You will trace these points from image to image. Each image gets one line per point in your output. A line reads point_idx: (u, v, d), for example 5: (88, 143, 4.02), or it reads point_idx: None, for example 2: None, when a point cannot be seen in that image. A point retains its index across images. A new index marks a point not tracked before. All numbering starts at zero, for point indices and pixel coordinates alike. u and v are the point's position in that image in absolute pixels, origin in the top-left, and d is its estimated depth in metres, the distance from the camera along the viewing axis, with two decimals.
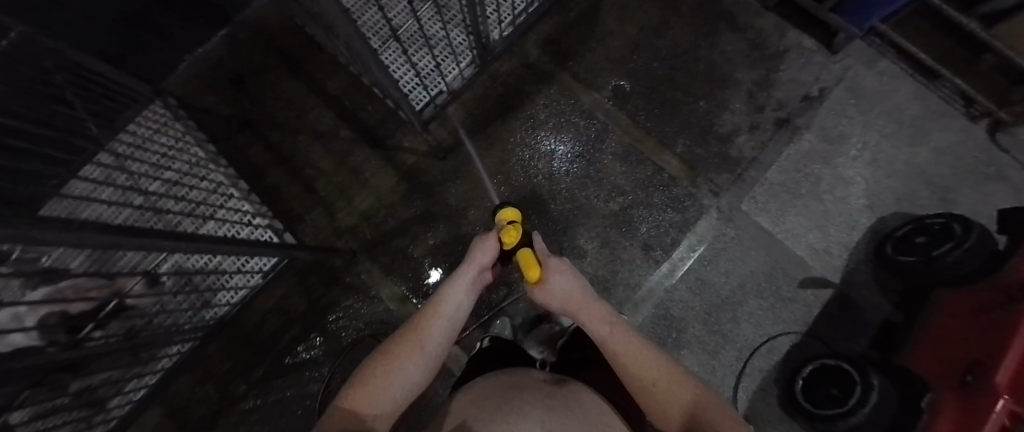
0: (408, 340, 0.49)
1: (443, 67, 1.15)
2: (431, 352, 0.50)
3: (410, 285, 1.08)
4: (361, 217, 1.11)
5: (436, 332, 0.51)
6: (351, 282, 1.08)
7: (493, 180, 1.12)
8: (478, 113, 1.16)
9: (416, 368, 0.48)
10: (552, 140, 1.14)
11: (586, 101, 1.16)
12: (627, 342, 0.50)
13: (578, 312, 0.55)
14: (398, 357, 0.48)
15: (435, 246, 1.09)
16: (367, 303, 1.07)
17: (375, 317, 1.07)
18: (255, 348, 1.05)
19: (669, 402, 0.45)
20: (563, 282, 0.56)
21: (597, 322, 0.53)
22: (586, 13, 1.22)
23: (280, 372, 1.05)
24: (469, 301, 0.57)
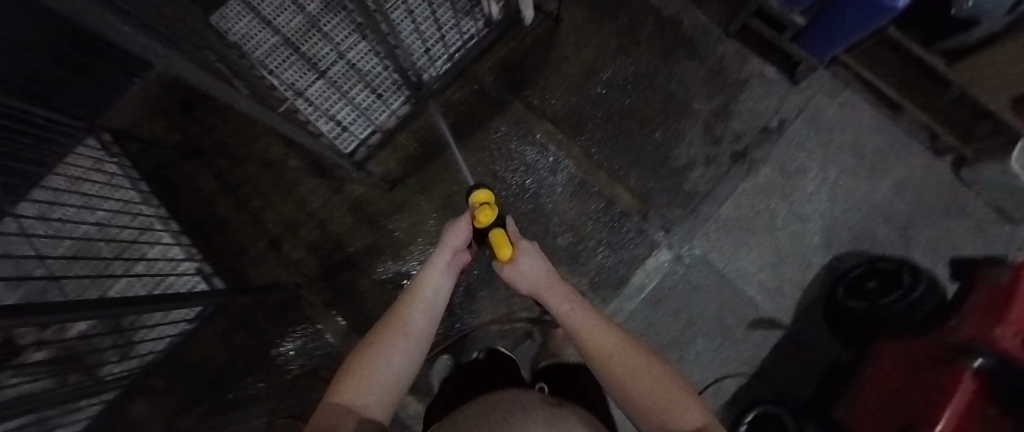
0: (387, 327, 0.43)
1: (371, 109, 1.04)
2: (416, 335, 0.43)
3: (354, 320, 1.06)
4: (308, 249, 1.09)
5: (417, 314, 0.45)
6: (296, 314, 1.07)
7: (441, 213, 1.10)
8: (427, 142, 1.13)
9: (404, 355, 0.41)
10: (501, 172, 1.11)
11: (539, 130, 1.13)
12: (600, 324, 0.44)
13: (547, 291, 0.50)
14: (379, 346, 0.41)
15: (381, 281, 1.07)
16: (311, 338, 1.06)
17: (319, 352, 1.06)
18: (196, 384, 1.05)
19: (649, 391, 0.36)
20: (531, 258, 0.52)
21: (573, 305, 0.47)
22: (542, 38, 1.18)
23: (222, 407, 1.04)
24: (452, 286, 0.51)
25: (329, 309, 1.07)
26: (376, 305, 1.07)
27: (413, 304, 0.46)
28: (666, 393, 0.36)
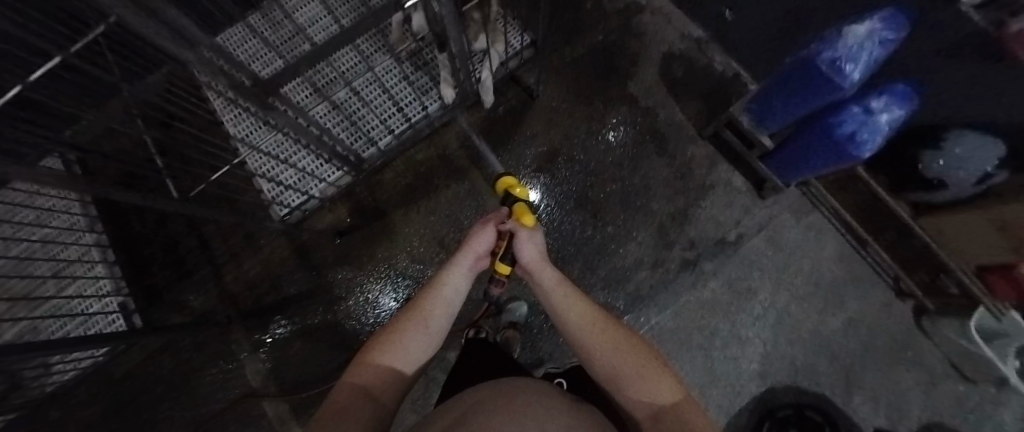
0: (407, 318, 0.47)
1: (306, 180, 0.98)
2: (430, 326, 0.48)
3: (276, 365, 1.05)
4: (244, 286, 1.09)
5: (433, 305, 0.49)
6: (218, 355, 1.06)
7: (380, 273, 1.10)
8: (379, 199, 1.12)
9: (419, 342, 0.46)
10: (446, 242, 1.12)
11: (491, 205, 1.13)
12: (599, 316, 0.49)
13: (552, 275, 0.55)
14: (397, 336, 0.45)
15: (308, 330, 1.07)
16: (228, 378, 1.04)
17: (234, 393, 1.04)
18: (105, 409, 1.01)
19: (638, 373, 0.40)
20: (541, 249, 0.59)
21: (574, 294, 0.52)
22: (515, 109, 1.18)
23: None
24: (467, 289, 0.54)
25: (251, 352, 1.06)
26: (301, 353, 1.06)
27: (433, 301, 0.50)
28: (655, 374, 0.39)
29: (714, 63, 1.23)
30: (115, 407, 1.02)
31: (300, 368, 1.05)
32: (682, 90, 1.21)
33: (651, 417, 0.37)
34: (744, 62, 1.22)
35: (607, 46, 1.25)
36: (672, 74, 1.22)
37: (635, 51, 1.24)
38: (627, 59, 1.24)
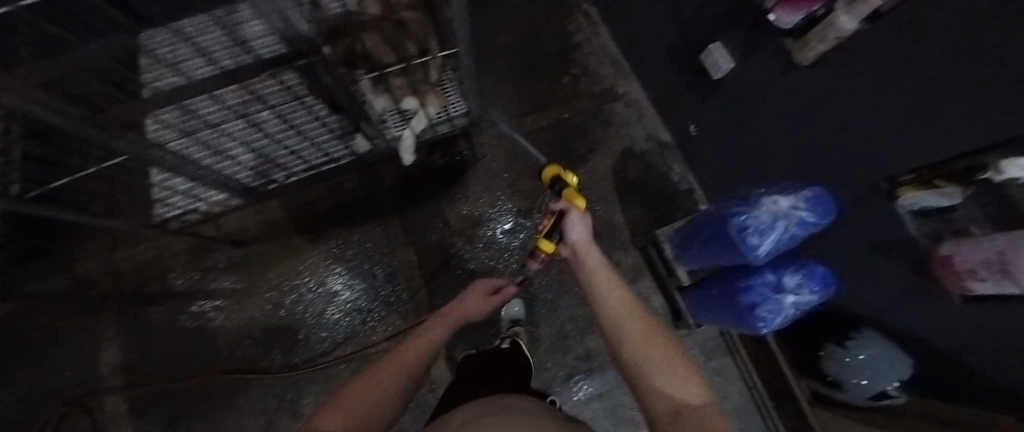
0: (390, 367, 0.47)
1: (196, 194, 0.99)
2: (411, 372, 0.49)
3: (134, 359, 1.01)
4: (124, 270, 1.04)
5: (417, 352, 0.51)
6: (77, 337, 1.01)
7: (268, 293, 1.06)
8: (286, 219, 1.09)
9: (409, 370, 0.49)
10: (343, 281, 1.08)
11: (400, 256, 1.09)
12: (628, 304, 0.46)
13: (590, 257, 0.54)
14: (381, 378, 0.45)
15: (175, 333, 1.03)
16: (82, 359, 1.00)
17: (82, 376, 1.00)
18: None
19: (662, 367, 0.36)
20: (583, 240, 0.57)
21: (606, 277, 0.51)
22: (456, 166, 1.15)
23: None
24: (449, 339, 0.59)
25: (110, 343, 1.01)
26: (163, 355, 1.02)
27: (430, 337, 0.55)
28: (677, 376, 0.35)
29: (671, 174, 1.20)
30: None
31: (157, 369, 1.02)
32: (630, 192, 1.18)
33: (670, 414, 0.31)
34: (699, 181, 1.20)
35: (570, 127, 1.23)
36: (625, 172, 1.20)
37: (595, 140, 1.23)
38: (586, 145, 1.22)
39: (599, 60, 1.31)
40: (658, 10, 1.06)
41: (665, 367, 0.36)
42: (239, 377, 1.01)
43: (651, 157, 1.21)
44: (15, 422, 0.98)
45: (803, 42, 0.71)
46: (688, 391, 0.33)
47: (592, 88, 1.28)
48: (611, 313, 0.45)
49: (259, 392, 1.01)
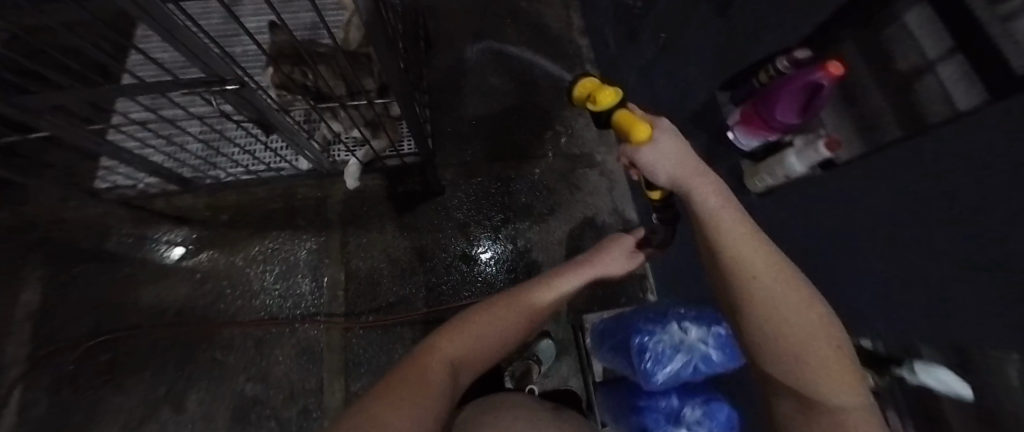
0: (500, 310, 0.56)
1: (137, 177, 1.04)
2: (520, 318, 0.57)
3: (34, 307, 0.98)
4: (60, 219, 1.04)
5: (522, 305, 0.58)
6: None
7: (188, 277, 1.04)
8: (232, 209, 1.09)
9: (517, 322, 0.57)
10: (268, 283, 1.06)
11: (331, 271, 1.08)
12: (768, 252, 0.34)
13: (686, 185, 0.37)
14: (487, 320, 0.55)
15: (84, 294, 1.00)
16: None
17: None
18: None
19: (803, 356, 0.31)
20: (667, 151, 0.38)
21: (704, 189, 0.36)
22: (413, 196, 1.15)
23: None
24: (570, 288, 0.63)
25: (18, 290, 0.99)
26: (62, 311, 0.99)
27: (540, 292, 0.60)
28: (825, 377, 0.30)
29: None
30: None
31: (49, 324, 0.97)
32: None
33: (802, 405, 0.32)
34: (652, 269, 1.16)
35: (538, 182, 1.22)
36: (580, 241, 1.17)
37: (560, 201, 1.21)
38: (548, 205, 1.20)
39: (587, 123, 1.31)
40: (644, 93, 1.06)
41: (788, 331, 0.31)
42: (131, 356, 0.97)
43: (611, 232, 1.18)
44: None
45: (752, 167, 0.68)
46: (805, 380, 0.31)
47: (572, 148, 1.28)
48: (738, 276, 0.33)
49: (145, 378, 0.97)
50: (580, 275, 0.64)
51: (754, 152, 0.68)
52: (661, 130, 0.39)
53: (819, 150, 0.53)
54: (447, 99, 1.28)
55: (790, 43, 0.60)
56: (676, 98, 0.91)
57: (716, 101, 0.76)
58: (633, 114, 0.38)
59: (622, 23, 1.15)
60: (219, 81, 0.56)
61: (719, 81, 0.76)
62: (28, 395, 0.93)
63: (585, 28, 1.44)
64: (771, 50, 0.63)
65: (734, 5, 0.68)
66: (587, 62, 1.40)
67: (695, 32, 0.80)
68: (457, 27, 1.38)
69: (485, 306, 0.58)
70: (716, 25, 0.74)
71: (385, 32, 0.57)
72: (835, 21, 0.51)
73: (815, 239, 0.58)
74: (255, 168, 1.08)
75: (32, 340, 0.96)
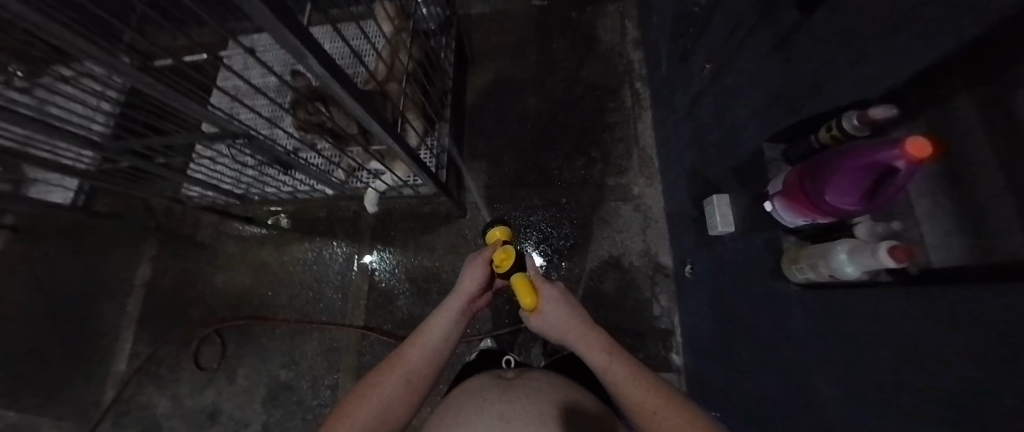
0: (390, 369, 0.53)
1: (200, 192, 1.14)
2: (416, 371, 0.54)
3: (144, 279, 1.24)
4: (166, 210, 1.28)
5: (419, 352, 0.55)
6: (118, 249, 1.26)
7: (250, 269, 1.23)
8: (287, 214, 1.25)
9: (400, 387, 0.52)
10: (308, 282, 1.20)
11: (359, 279, 1.18)
12: (640, 379, 0.49)
13: (574, 338, 0.56)
14: (385, 384, 0.52)
15: (180, 272, 1.24)
16: (111, 264, 1.25)
17: (106, 277, 1.24)
18: (33, 226, 1.27)
19: None
20: (553, 311, 0.59)
21: (590, 343, 0.55)
22: (438, 216, 1.19)
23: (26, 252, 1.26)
24: (455, 330, 0.58)
25: (138, 263, 1.25)
26: (163, 285, 1.23)
27: (413, 349, 0.55)
28: None
29: (653, 303, 1.07)
30: (40, 228, 1.27)
31: (153, 294, 1.23)
32: (594, 305, 1.07)
33: None
34: (681, 325, 1.03)
35: (563, 212, 1.16)
36: (600, 283, 1.10)
37: (583, 235, 1.14)
38: (568, 239, 1.14)
39: (627, 150, 1.19)
40: (689, 127, 0.92)
41: None
42: (204, 329, 1.18)
43: (638, 276, 1.09)
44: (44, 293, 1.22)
45: (794, 251, 0.54)
46: None
47: (606, 178, 1.18)
48: (622, 390, 0.48)
49: (213, 348, 1.17)
50: (456, 314, 0.59)
51: (799, 229, 0.55)
52: (546, 300, 0.60)
53: (878, 256, 0.38)
54: (481, 120, 1.28)
55: (860, 101, 0.45)
56: (720, 141, 0.76)
57: (760, 156, 0.62)
58: (524, 285, 0.58)
59: (676, 41, 0.99)
60: (238, 135, 0.77)
61: (764, 134, 0.61)
62: (137, 347, 1.19)
63: (640, 40, 1.29)
64: (831, 107, 0.48)
65: (796, 41, 0.53)
66: (637, 80, 1.26)
67: (749, 67, 0.65)
68: (500, 43, 1.35)
69: (380, 367, 0.54)
70: (772, 62, 0.59)
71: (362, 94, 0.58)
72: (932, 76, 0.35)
73: (858, 367, 0.45)
74: (298, 190, 1.15)
75: (140, 305, 1.22)
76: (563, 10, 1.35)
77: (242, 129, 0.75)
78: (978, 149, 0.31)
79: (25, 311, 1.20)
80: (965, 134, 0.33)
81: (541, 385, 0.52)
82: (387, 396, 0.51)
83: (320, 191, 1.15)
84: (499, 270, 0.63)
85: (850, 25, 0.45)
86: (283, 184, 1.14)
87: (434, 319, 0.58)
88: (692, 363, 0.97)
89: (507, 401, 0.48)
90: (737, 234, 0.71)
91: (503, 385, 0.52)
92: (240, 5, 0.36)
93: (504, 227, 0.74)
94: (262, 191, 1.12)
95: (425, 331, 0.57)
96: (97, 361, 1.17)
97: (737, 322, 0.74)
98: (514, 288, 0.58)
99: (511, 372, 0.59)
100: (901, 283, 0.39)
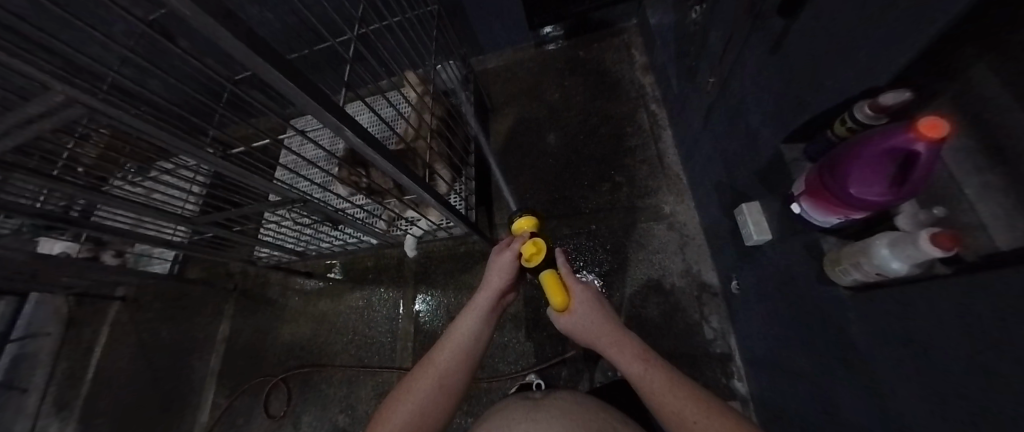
0: (424, 372, 0.57)
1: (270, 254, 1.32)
2: (447, 374, 0.57)
3: (224, 336, 1.41)
4: (243, 274, 1.48)
5: (450, 352, 0.58)
6: (204, 310, 1.46)
7: (310, 320, 1.35)
8: (340, 267, 1.38)
9: (430, 392, 0.55)
10: (361, 328, 1.28)
11: (404, 322, 1.25)
12: (672, 386, 0.50)
13: (605, 344, 0.57)
14: (419, 387, 0.55)
15: (253, 327, 1.39)
16: (200, 323, 1.44)
17: (194, 336, 1.43)
18: (143, 296, 1.53)
19: None
20: (584, 312, 0.61)
21: (624, 349, 0.56)
22: (473, 254, 1.25)
23: (136, 319, 1.49)
24: (482, 333, 0.61)
25: (220, 321, 1.43)
26: (239, 340, 1.39)
27: (443, 353, 0.58)
28: None
29: (704, 326, 1.00)
30: (148, 297, 1.52)
31: (231, 349, 1.38)
32: (638, 333, 1.02)
33: None
34: (738, 348, 0.94)
35: (593, 239, 1.16)
36: (642, 309, 1.05)
37: (618, 260, 1.12)
38: (602, 265, 1.13)
39: (651, 171, 1.19)
40: (707, 139, 0.91)
41: None
42: (273, 379, 1.29)
43: (682, 298, 1.04)
44: (146, 355, 1.42)
45: (835, 252, 0.51)
46: None
47: (634, 200, 1.17)
48: (658, 397, 0.49)
49: (281, 396, 1.27)
50: (482, 316, 0.62)
51: (837, 228, 0.52)
52: (574, 300, 0.61)
53: (921, 246, 0.35)
54: (505, 161, 1.36)
55: (867, 91, 0.44)
56: (739, 149, 0.75)
57: (781, 158, 0.61)
58: (553, 282, 0.60)
59: (681, 61, 1.02)
60: (295, 201, 0.90)
61: (780, 135, 0.60)
62: (218, 399, 1.32)
63: (648, 65, 1.34)
64: (841, 99, 0.47)
65: (790, 42, 0.54)
66: (651, 102, 1.29)
67: (752, 74, 0.66)
68: (516, 90, 1.47)
69: (413, 373, 0.58)
70: (771, 67, 0.60)
71: (389, 153, 0.68)
72: (941, 53, 0.34)
73: (930, 377, 0.39)
74: (348, 243, 1.29)
75: (220, 359, 1.38)
76: (571, 51, 1.46)
77: (299, 195, 0.89)
78: (1019, 115, 0.29)
79: (135, 370, 1.40)
80: (998, 101, 0.31)
81: (569, 404, 0.53)
82: (421, 401, 0.54)
83: (366, 241, 1.28)
84: (530, 264, 0.64)
85: (836, 24, 0.46)
86: (336, 239, 1.28)
87: (461, 324, 0.61)
88: (757, 391, 0.87)
89: (537, 419, 0.49)
90: (776, 241, 0.67)
91: (531, 405, 0.54)
92: (285, 93, 0.48)
93: (531, 216, 0.73)
94: (317, 248, 1.27)
95: (454, 335, 0.60)
96: (184, 414, 1.31)
97: (796, 338, 0.67)
98: (543, 284, 0.61)
99: (537, 394, 0.60)
100: (959, 273, 0.35)
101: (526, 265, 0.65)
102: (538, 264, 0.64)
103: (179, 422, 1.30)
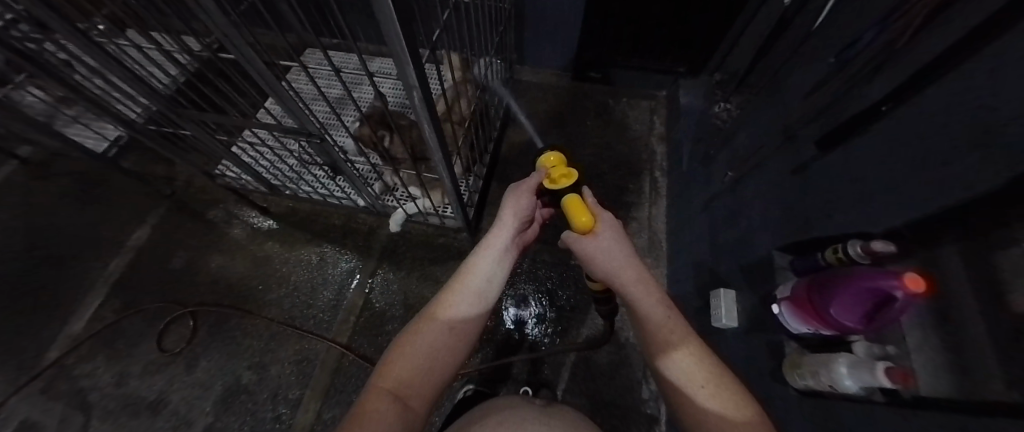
0: (435, 312, 0.50)
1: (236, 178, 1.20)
2: (462, 317, 0.51)
3: (138, 244, 1.22)
4: (189, 185, 1.31)
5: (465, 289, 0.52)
6: (125, 208, 1.26)
7: (251, 260, 1.21)
8: (306, 216, 1.28)
9: (442, 332, 0.49)
10: (306, 284, 1.18)
11: (355, 293, 1.17)
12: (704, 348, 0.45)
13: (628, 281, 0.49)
14: (431, 327, 0.49)
15: (177, 245, 1.22)
16: (113, 220, 1.24)
17: (97, 230, 1.21)
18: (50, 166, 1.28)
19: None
20: (610, 239, 0.52)
21: (647, 293, 0.48)
22: (451, 249, 1.22)
23: (28, 189, 1.24)
24: (500, 274, 0.55)
25: (139, 225, 1.24)
26: (155, 254, 1.21)
27: (458, 290, 0.52)
28: None
29: (642, 385, 1.05)
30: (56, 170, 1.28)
31: (140, 261, 1.19)
32: (582, 374, 1.06)
33: None
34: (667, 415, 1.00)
35: (570, 273, 1.20)
36: (593, 353, 1.09)
37: (584, 299, 1.16)
38: (570, 299, 1.16)
39: (640, 229, 1.27)
40: (702, 221, 1.00)
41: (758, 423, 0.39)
42: (180, 309, 1.13)
43: (631, 353, 1.09)
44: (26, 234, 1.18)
45: (795, 357, 0.58)
46: None
47: None
48: (693, 349, 0.44)
49: (182, 330, 1.11)
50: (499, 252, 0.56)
51: (801, 337, 0.59)
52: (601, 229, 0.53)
53: (875, 374, 0.41)
54: (511, 172, 1.37)
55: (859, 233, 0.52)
56: (732, 240, 0.84)
57: (770, 262, 0.69)
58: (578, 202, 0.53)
59: (700, 147, 1.12)
60: (312, 135, 0.83)
61: (777, 242, 0.69)
62: (102, 312, 1.12)
63: (665, 136, 1.44)
64: (837, 232, 0.56)
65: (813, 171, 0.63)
66: (657, 170, 1.38)
67: (768, 182, 0.75)
68: (542, 110, 1.50)
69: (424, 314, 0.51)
70: (789, 184, 0.69)
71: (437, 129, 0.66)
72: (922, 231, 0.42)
73: None
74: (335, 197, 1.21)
75: (122, 268, 1.18)
76: (603, 97, 1.53)
77: (319, 130, 0.83)
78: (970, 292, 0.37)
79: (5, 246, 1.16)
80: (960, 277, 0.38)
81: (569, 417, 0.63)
82: (434, 339, 0.48)
83: (352, 200, 1.21)
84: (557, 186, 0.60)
85: (855, 172, 0.54)
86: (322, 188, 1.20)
87: (477, 260, 0.55)
88: None
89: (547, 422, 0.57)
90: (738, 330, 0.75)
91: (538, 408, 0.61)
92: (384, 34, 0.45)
93: (559, 153, 0.66)
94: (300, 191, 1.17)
95: (468, 272, 0.53)
96: (51, 316, 1.10)
97: None
98: (567, 206, 0.54)
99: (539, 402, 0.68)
100: (892, 402, 0.42)
101: (548, 189, 0.62)
102: (564, 188, 0.60)
103: (42, 323, 1.09)
